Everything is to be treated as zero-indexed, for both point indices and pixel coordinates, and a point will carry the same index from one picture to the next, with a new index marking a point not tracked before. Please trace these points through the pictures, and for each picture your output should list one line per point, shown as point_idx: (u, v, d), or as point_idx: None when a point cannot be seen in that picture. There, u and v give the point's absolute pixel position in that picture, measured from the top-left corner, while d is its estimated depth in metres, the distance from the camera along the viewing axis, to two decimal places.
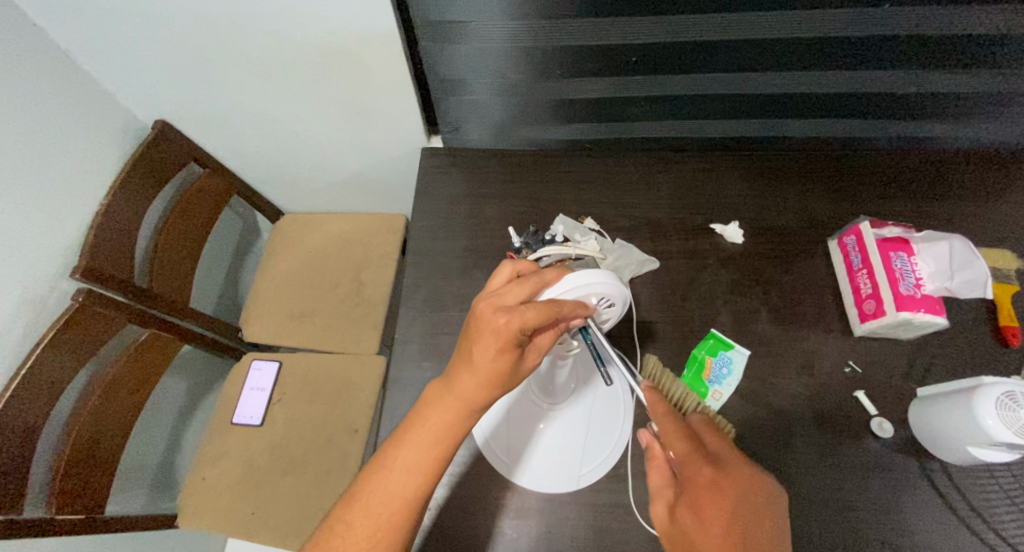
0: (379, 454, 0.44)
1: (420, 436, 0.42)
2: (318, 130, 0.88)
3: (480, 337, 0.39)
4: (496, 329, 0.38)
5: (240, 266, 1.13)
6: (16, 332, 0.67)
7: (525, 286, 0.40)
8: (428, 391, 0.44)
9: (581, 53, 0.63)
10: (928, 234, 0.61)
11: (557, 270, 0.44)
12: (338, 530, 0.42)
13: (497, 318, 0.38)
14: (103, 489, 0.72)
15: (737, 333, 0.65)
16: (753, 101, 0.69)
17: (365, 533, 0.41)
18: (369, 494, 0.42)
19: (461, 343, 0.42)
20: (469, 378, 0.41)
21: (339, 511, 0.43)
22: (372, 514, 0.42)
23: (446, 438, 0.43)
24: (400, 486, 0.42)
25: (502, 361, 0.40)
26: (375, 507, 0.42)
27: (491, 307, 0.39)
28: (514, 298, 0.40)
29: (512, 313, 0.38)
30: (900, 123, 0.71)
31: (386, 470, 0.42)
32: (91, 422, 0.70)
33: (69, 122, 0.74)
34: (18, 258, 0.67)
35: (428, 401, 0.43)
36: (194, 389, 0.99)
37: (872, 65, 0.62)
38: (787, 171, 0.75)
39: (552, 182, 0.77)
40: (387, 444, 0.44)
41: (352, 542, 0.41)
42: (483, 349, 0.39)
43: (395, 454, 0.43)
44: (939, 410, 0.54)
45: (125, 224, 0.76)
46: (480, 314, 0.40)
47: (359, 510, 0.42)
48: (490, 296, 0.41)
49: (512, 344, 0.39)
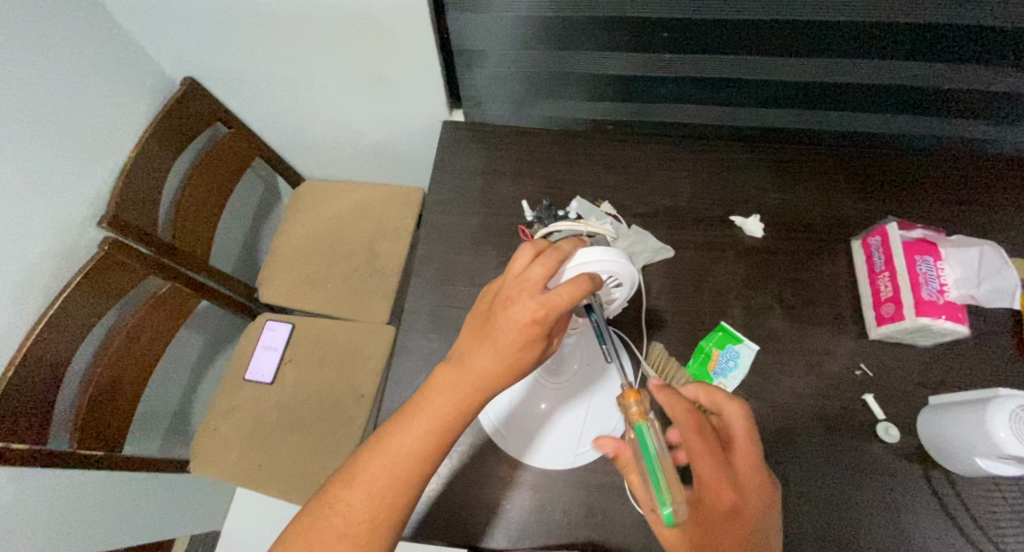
0: (380, 433, 0.43)
1: (428, 420, 0.41)
2: (341, 97, 0.88)
3: (517, 327, 0.38)
4: (534, 317, 0.38)
5: (259, 229, 1.15)
6: (47, 274, 0.70)
7: (551, 265, 0.39)
8: (438, 374, 0.42)
9: (609, 28, 0.62)
10: (958, 239, 0.59)
11: (574, 241, 0.42)
12: (338, 508, 0.40)
13: (535, 307, 0.38)
14: (122, 430, 0.76)
15: (747, 328, 0.64)
16: (784, 89, 0.67)
17: (368, 512, 0.40)
18: (371, 474, 0.41)
19: (480, 328, 0.41)
20: (495, 366, 0.40)
21: (338, 489, 0.41)
22: (374, 495, 0.40)
23: (454, 423, 0.42)
24: (406, 468, 0.41)
25: (535, 345, 0.40)
26: (377, 489, 0.40)
27: (524, 294, 0.38)
28: (543, 281, 0.39)
29: (551, 300, 0.37)
30: (938, 121, 0.68)
31: (391, 452, 0.41)
32: (113, 365, 0.73)
33: (100, 73, 0.76)
34: (51, 203, 0.70)
35: (437, 384, 0.42)
36: (210, 345, 1.02)
37: (916, 55, 0.59)
38: (816, 166, 0.73)
39: (571, 163, 0.76)
40: (392, 424, 0.42)
41: (355, 521, 0.40)
42: (519, 338, 0.39)
43: (400, 436, 0.41)
44: (949, 419, 0.53)
45: (151, 178, 0.77)
46: (514, 303, 0.38)
47: (361, 490, 0.40)
48: (518, 283, 0.39)
49: (548, 329, 0.39)
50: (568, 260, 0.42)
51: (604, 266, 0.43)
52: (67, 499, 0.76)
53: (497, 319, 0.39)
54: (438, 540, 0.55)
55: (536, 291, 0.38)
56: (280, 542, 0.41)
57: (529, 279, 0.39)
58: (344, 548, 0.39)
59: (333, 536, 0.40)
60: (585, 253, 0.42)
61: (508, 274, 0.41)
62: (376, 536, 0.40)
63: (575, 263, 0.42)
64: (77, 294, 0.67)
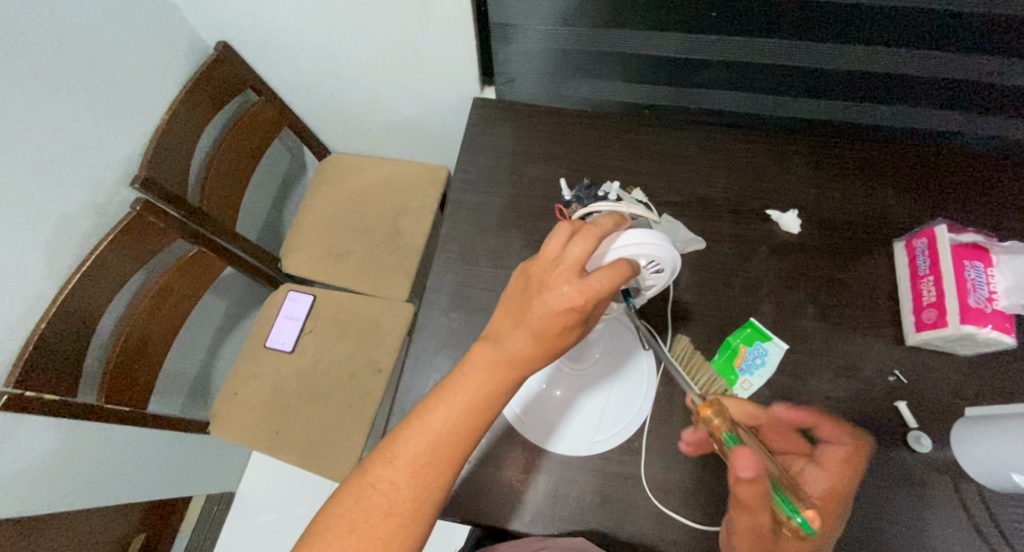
0: (418, 410, 0.40)
1: (471, 397, 0.39)
2: (373, 69, 0.87)
3: (554, 313, 0.36)
4: (572, 303, 0.35)
5: (283, 200, 1.16)
6: (81, 231, 0.71)
7: (590, 247, 0.36)
8: (475, 352, 0.40)
9: (656, 6, 0.59)
10: (1012, 245, 0.55)
11: (609, 223, 0.40)
12: (379, 487, 0.39)
13: (574, 293, 0.35)
14: (146, 388, 0.78)
15: (777, 326, 0.62)
16: (835, 78, 0.63)
17: (411, 492, 0.38)
18: (413, 453, 0.39)
19: (514, 312, 0.38)
20: (533, 349, 0.38)
21: (377, 468, 0.39)
22: (418, 474, 0.39)
23: (498, 400, 0.39)
24: (447, 446, 0.39)
25: (571, 330, 0.37)
26: (420, 467, 0.39)
27: (562, 278, 0.36)
28: (581, 265, 0.36)
29: (589, 284, 0.35)
30: (997, 119, 0.64)
31: (433, 431, 0.39)
32: (141, 324, 0.74)
33: (137, 34, 0.76)
34: (86, 161, 0.71)
35: (476, 362, 0.39)
36: (232, 311, 1.04)
37: (986, 48, 0.55)
38: (862, 161, 0.70)
39: (603, 147, 0.74)
40: (430, 402, 0.40)
41: (398, 500, 0.38)
42: (555, 324, 0.36)
43: (443, 413, 0.39)
44: (986, 433, 0.51)
45: (182, 142, 0.78)
46: (551, 288, 0.36)
47: (404, 469, 0.39)
48: (555, 265, 0.36)
49: (586, 315, 0.37)
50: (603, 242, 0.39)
51: (647, 249, 0.41)
52: (93, 451, 0.78)
53: (532, 304, 0.37)
54: (451, 517, 0.55)
55: (574, 274, 0.36)
56: (317, 524, 0.39)
57: (566, 262, 0.36)
58: (387, 528, 0.38)
59: (376, 516, 0.38)
60: (627, 236, 0.41)
61: (542, 256, 0.38)
62: (419, 515, 0.39)
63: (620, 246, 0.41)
64: (110, 252, 0.68)
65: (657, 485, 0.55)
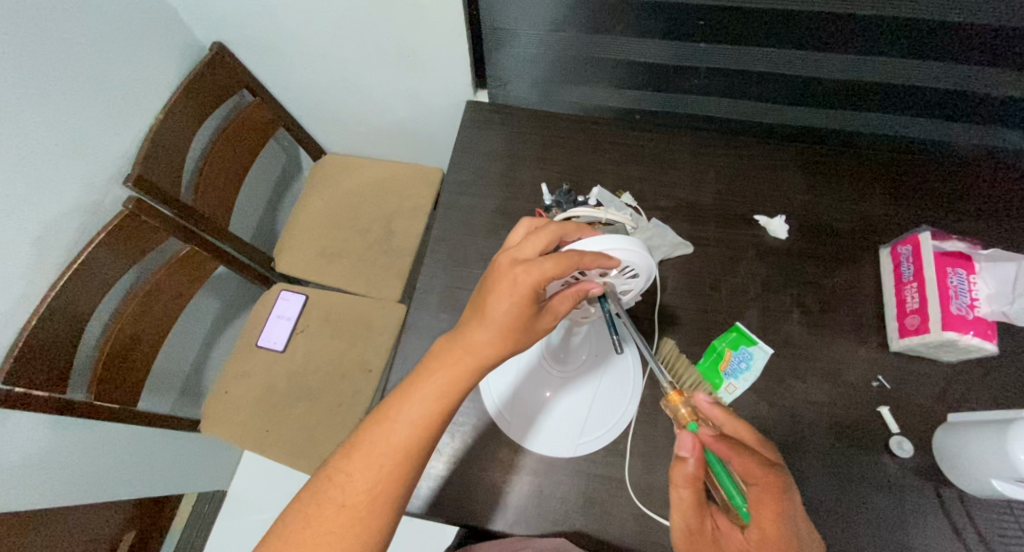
0: (380, 405, 0.42)
1: (427, 389, 0.40)
2: (368, 71, 0.87)
3: (497, 291, 0.39)
4: (513, 282, 0.38)
5: (278, 200, 1.17)
6: (73, 228, 0.72)
7: (544, 237, 0.40)
8: (436, 345, 0.42)
9: (645, 13, 0.60)
10: (996, 253, 0.56)
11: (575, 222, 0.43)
12: (337, 480, 0.40)
13: (516, 271, 0.38)
14: (137, 386, 0.78)
15: (762, 330, 0.62)
16: (821, 86, 0.64)
17: (366, 485, 0.39)
18: (370, 445, 0.40)
19: (476, 297, 0.42)
20: (485, 331, 0.40)
21: (337, 461, 0.40)
22: (373, 466, 0.39)
23: (455, 393, 0.40)
24: (405, 439, 0.39)
25: (521, 314, 0.39)
26: (375, 459, 0.39)
27: (508, 260, 0.40)
28: (532, 251, 0.40)
29: (531, 264, 0.38)
30: (980, 129, 0.65)
31: (388, 422, 0.40)
32: (131, 323, 0.75)
33: (131, 33, 0.76)
34: (79, 159, 0.71)
35: (436, 356, 0.41)
36: (225, 310, 1.04)
37: (973, 59, 0.56)
38: (849, 168, 0.70)
39: (593, 151, 0.74)
40: (392, 396, 0.41)
41: (355, 492, 0.39)
42: (502, 303, 0.39)
43: (400, 405, 0.40)
44: (967, 438, 0.51)
45: (177, 141, 0.78)
46: (497, 269, 0.40)
47: (359, 461, 0.39)
48: (510, 251, 0.41)
49: (532, 297, 0.38)
50: (566, 239, 0.42)
51: (627, 253, 0.41)
52: (82, 447, 0.78)
53: (485, 285, 0.40)
54: (436, 517, 0.55)
55: (520, 258, 0.39)
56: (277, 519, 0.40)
57: (518, 248, 0.40)
58: (342, 521, 0.38)
59: (331, 509, 0.39)
60: (609, 239, 0.41)
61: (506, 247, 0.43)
62: (374, 509, 0.39)
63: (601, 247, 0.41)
64: (101, 249, 0.68)
65: (641, 488, 0.55)
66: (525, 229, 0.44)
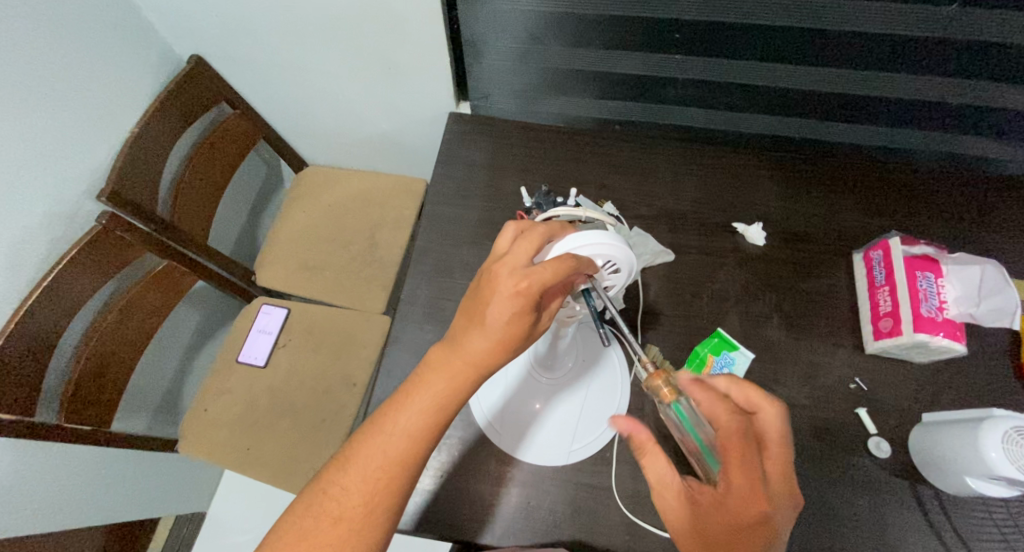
0: (373, 416, 0.41)
1: (423, 399, 0.39)
2: (350, 83, 0.87)
3: (499, 302, 0.38)
4: (516, 289, 0.37)
5: (258, 212, 1.15)
6: (43, 243, 0.70)
7: (535, 240, 0.39)
8: (430, 354, 0.41)
9: (622, 27, 0.61)
10: (961, 256, 0.58)
11: (559, 225, 0.43)
12: (332, 493, 0.39)
13: (517, 278, 0.37)
14: (110, 405, 0.75)
15: (743, 336, 0.63)
16: (792, 97, 0.66)
17: (363, 497, 0.38)
18: (365, 456, 0.39)
19: (470, 306, 0.40)
20: (483, 342, 0.39)
21: (331, 473, 0.39)
22: (370, 478, 0.39)
23: (450, 403, 0.40)
24: (401, 450, 0.39)
25: (521, 321, 0.39)
26: (371, 470, 0.39)
27: (507, 267, 0.38)
28: (526, 255, 0.39)
29: (532, 272, 0.37)
30: (942, 136, 0.67)
31: (384, 433, 0.39)
32: (105, 341, 0.72)
33: (105, 45, 0.75)
34: (49, 173, 0.69)
35: (433, 365, 0.40)
36: (203, 325, 1.02)
37: (935, 70, 0.58)
38: (820, 175, 0.73)
39: (576, 161, 0.75)
40: (386, 407, 0.40)
41: (350, 505, 0.38)
42: (506, 311, 0.38)
43: (395, 416, 0.39)
44: (941, 437, 0.52)
45: (154, 153, 0.77)
46: (497, 278, 0.38)
47: (355, 473, 0.39)
48: (503, 257, 0.39)
49: (534, 303, 0.38)
50: (552, 240, 0.42)
51: (618, 254, 0.42)
52: (52, 471, 0.75)
53: (482, 294, 0.39)
54: (423, 532, 0.54)
55: (518, 264, 0.38)
56: (270, 532, 0.39)
57: (513, 254, 0.39)
58: (338, 534, 0.38)
59: (326, 522, 0.38)
60: (606, 237, 0.41)
61: (495, 253, 0.41)
62: (373, 520, 0.38)
63: (594, 244, 0.41)
64: (73, 266, 0.66)
65: (629, 495, 0.55)
66: (511, 233, 0.42)
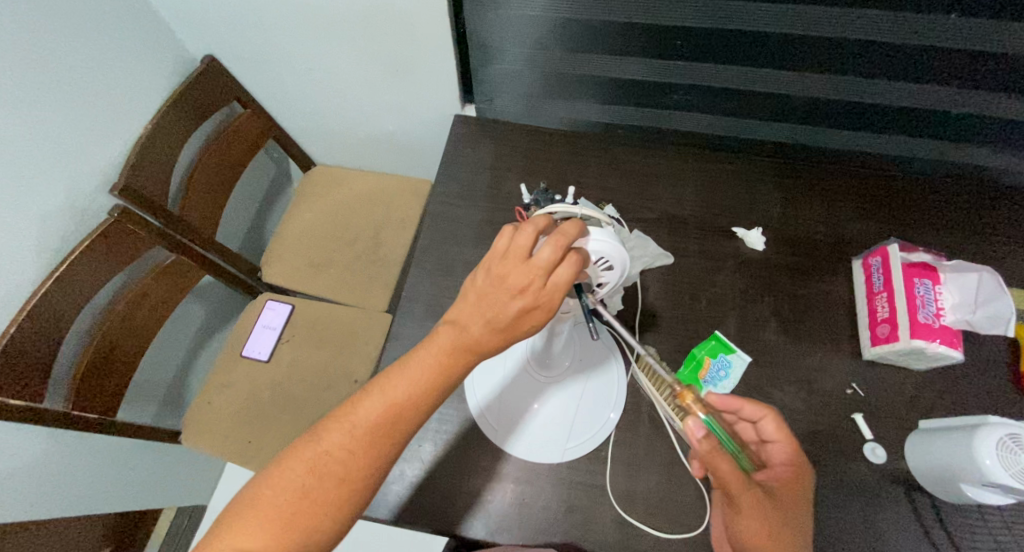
0: (382, 379, 0.39)
1: (437, 369, 0.39)
2: (358, 85, 0.89)
3: (523, 312, 0.36)
4: (550, 307, 0.36)
5: (265, 210, 1.17)
6: (57, 235, 0.72)
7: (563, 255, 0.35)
8: (441, 332, 0.39)
9: (624, 33, 0.62)
10: (959, 264, 0.59)
11: (575, 221, 0.38)
12: (336, 455, 0.38)
13: (550, 297, 0.36)
14: (117, 395, 0.77)
15: (740, 340, 0.64)
16: (793, 104, 0.67)
17: (369, 460, 0.38)
18: (367, 415, 0.38)
19: (487, 312, 0.37)
20: (496, 337, 0.38)
21: (335, 436, 0.38)
22: (374, 439, 0.38)
23: (462, 372, 0.40)
24: (409, 415, 0.39)
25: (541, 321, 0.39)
26: (374, 430, 0.38)
27: (536, 285, 0.35)
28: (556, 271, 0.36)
29: (557, 284, 0.36)
30: (943, 146, 0.68)
31: (390, 395, 0.38)
32: (113, 331, 0.74)
33: (122, 44, 0.77)
34: (66, 168, 0.72)
35: (448, 340, 0.39)
36: (208, 320, 1.03)
37: (930, 79, 0.59)
38: (821, 183, 0.73)
39: (577, 164, 0.76)
40: (397, 373, 0.39)
41: (355, 467, 0.38)
42: (531, 320, 0.37)
43: (409, 385, 0.38)
44: (936, 444, 0.53)
45: (166, 150, 0.79)
46: (528, 296, 0.36)
47: (364, 436, 0.38)
48: (529, 274, 0.35)
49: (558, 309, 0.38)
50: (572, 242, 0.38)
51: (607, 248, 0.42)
52: (60, 458, 0.77)
53: (506, 305, 0.36)
54: (418, 526, 0.55)
55: (546, 280, 0.36)
56: (261, 474, 0.39)
57: (535, 263, 0.35)
58: (341, 494, 0.37)
59: (331, 483, 0.37)
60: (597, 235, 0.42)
61: (511, 261, 0.36)
62: (370, 479, 0.38)
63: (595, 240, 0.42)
64: (85, 257, 0.68)
65: (623, 494, 0.56)
66: (529, 237, 0.36)
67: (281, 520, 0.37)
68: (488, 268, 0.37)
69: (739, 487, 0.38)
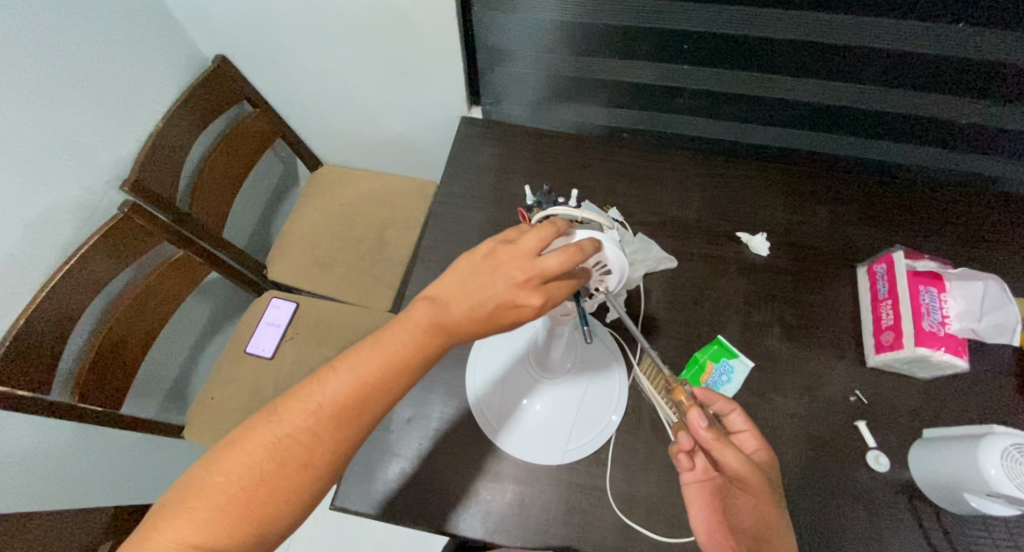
0: (347, 358, 0.39)
1: (403, 350, 0.38)
2: (367, 86, 0.90)
3: (503, 305, 0.37)
4: (529, 311, 0.37)
5: (272, 208, 1.18)
6: (67, 230, 0.73)
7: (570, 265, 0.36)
8: (415, 309, 0.39)
9: (631, 37, 0.63)
10: (963, 272, 0.58)
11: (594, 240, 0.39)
12: (297, 439, 0.37)
13: (536, 302, 0.36)
14: (122, 388, 0.78)
15: (743, 345, 0.63)
16: (798, 110, 0.67)
17: (332, 444, 0.37)
18: (331, 396, 0.37)
19: (470, 300, 0.37)
20: (469, 321, 0.38)
21: (298, 419, 0.37)
22: (336, 421, 0.37)
23: (428, 353, 0.39)
24: (374, 398, 0.38)
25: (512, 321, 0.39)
26: (336, 410, 0.37)
27: (529, 285, 0.36)
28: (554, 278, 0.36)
29: (548, 290, 0.36)
30: (949, 155, 0.67)
31: (355, 373, 0.38)
32: (119, 325, 0.75)
33: (135, 43, 0.79)
34: (77, 164, 0.73)
35: (419, 319, 0.38)
36: (213, 316, 1.04)
37: (933, 87, 0.59)
38: (826, 189, 0.73)
39: (582, 167, 0.76)
40: (363, 353, 0.38)
41: (317, 452, 0.37)
42: (506, 318, 0.37)
43: (375, 365, 0.38)
44: (940, 453, 0.52)
45: (176, 147, 0.80)
46: (518, 293, 0.36)
47: (326, 420, 0.37)
48: (529, 276, 0.36)
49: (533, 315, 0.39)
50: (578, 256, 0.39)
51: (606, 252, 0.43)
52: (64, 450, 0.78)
53: (492, 297, 0.37)
54: (416, 524, 0.55)
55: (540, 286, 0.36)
56: (212, 457, 0.37)
57: (538, 266, 0.36)
58: (302, 479, 0.37)
59: (291, 468, 0.37)
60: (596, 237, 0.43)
61: (516, 259, 0.37)
62: (332, 463, 0.38)
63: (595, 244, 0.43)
64: (93, 252, 0.69)
65: (622, 497, 0.56)
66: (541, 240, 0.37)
67: (237, 503, 0.36)
68: (495, 250, 0.38)
69: (750, 474, 0.38)
